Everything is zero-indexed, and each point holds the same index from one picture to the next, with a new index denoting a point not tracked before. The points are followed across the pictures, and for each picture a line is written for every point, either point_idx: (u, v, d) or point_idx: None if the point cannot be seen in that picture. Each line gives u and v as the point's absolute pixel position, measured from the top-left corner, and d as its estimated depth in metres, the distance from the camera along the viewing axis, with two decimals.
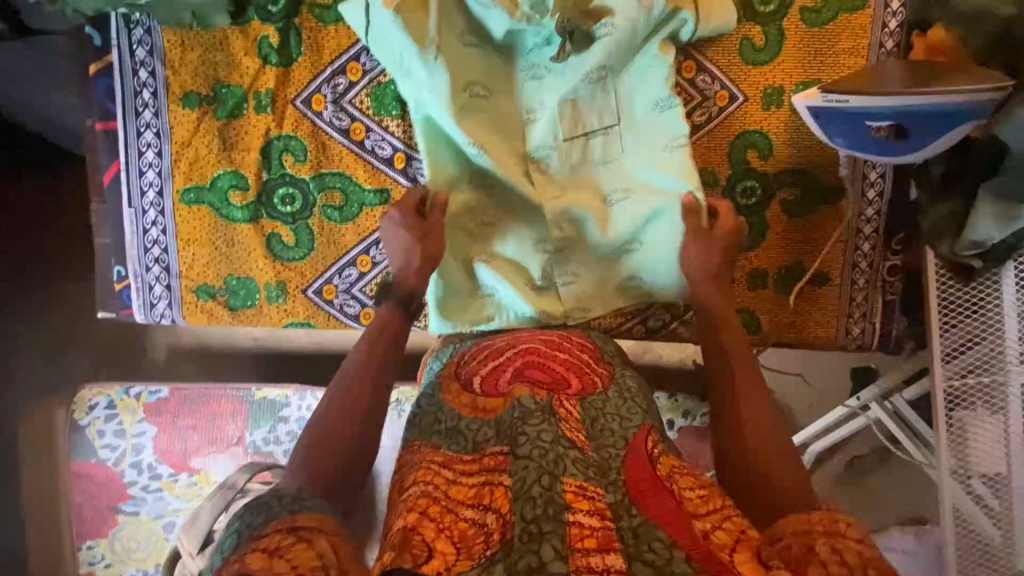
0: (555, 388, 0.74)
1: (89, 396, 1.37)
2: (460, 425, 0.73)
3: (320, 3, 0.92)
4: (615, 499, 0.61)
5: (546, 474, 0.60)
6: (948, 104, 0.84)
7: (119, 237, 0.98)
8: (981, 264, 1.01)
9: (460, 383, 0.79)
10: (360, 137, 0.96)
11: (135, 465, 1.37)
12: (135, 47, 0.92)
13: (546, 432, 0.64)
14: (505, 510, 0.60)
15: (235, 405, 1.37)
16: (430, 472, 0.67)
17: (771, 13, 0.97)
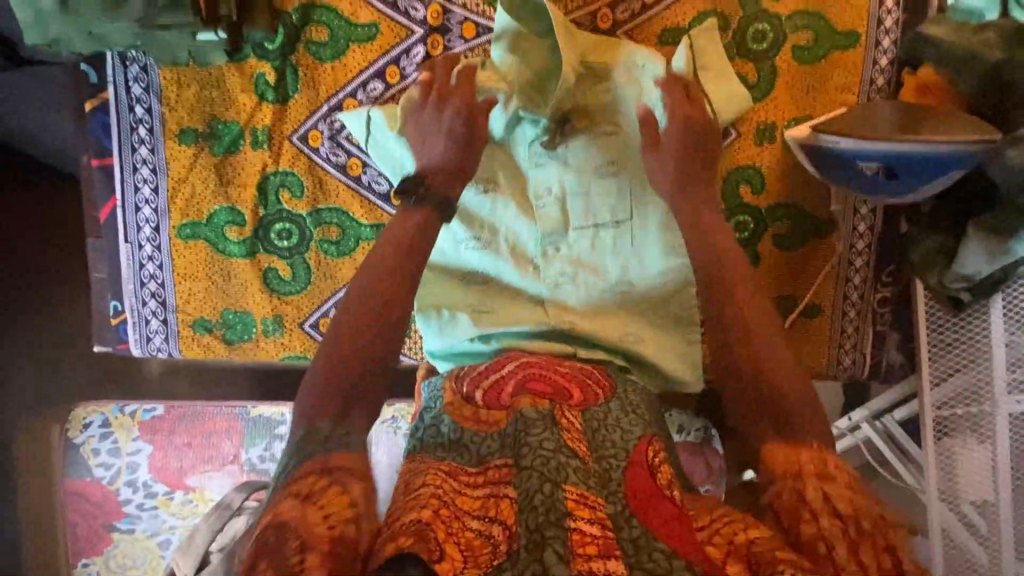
0: (556, 398, 0.72)
1: (84, 414, 1.38)
2: (462, 438, 0.71)
3: (317, 40, 0.92)
4: (616, 511, 0.61)
5: (548, 482, 0.60)
6: (937, 151, 0.85)
7: (115, 272, 0.98)
8: (969, 297, 1.03)
9: (461, 399, 0.77)
10: (357, 173, 0.97)
11: (130, 483, 1.39)
12: (131, 84, 0.92)
13: (547, 441, 0.64)
14: (510, 521, 0.59)
15: (231, 423, 1.39)
16: (437, 478, 0.65)
17: (764, 51, 0.98)
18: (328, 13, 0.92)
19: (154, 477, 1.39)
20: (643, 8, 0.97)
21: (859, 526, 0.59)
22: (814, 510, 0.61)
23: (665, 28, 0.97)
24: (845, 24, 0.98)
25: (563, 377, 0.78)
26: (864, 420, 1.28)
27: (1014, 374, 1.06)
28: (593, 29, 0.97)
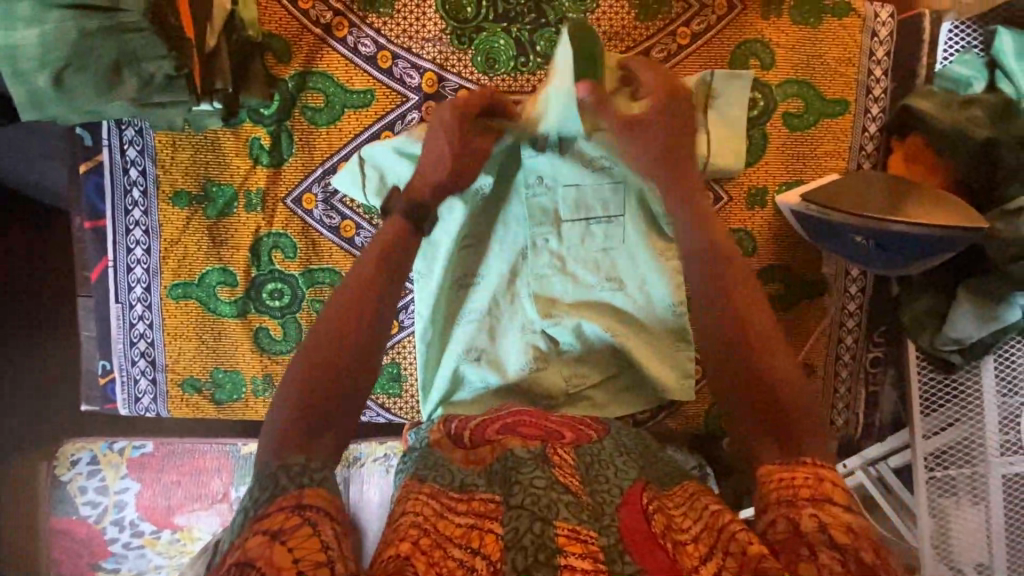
0: (548, 438, 0.76)
1: (72, 451, 1.36)
2: (448, 465, 0.74)
3: (313, 105, 0.93)
4: (609, 543, 0.61)
5: (538, 520, 0.62)
6: (925, 234, 0.85)
7: (105, 332, 0.97)
8: (961, 359, 1.04)
9: (451, 440, 0.81)
10: (350, 235, 0.97)
11: (117, 522, 1.35)
12: (126, 147, 0.92)
13: (539, 479, 0.66)
14: (497, 558, 0.60)
15: (221, 460, 1.37)
16: (419, 503, 0.67)
17: (755, 118, 0.99)
18: (324, 80, 0.93)
19: (142, 515, 1.35)
20: None
21: (861, 560, 0.55)
22: (811, 544, 0.56)
23: None
24: (835, 92, 1.00)
25: (552, 423, 0.81)
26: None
27: (1005, 436, 1.07)
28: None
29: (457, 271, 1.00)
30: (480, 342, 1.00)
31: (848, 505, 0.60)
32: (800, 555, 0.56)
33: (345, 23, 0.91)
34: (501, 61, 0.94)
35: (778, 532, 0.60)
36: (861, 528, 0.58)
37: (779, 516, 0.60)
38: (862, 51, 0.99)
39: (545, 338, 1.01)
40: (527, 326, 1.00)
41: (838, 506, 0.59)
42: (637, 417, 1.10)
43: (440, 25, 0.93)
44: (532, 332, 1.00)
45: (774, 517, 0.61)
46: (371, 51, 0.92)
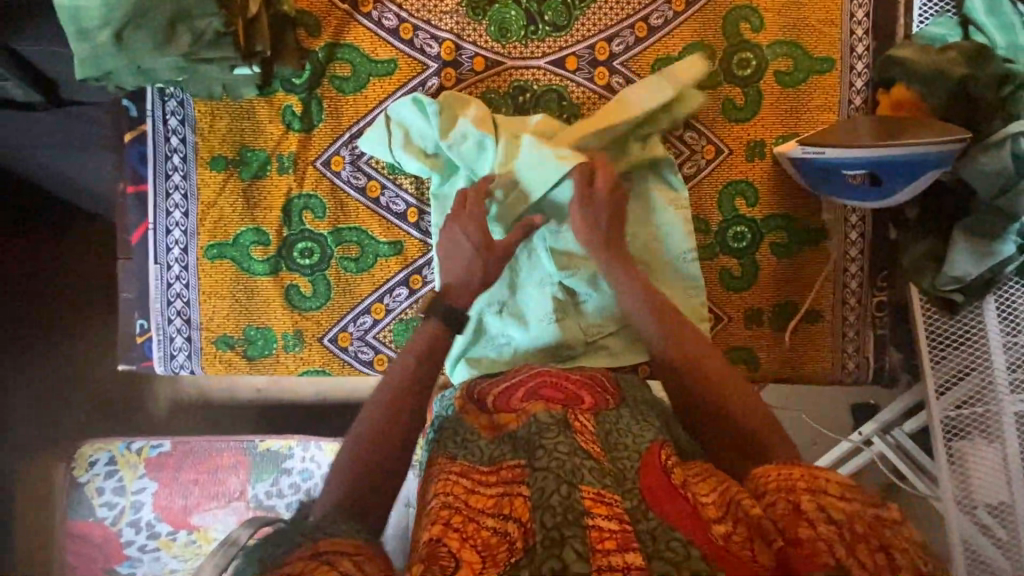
0: (568, 403, 0.79)
1: (90, 452, 1.34)
2: (476, 442, 0.78)
3: (341, 75, 1.01)
4: (633, 505, 0.65)
5: (563, 482, 0.65)
6: (911, 154, 0.91)
7: (144, 292, 1.02)
8: (963, 298, 1.07)
9: (474, 404, 0.86)
10: (376, 195, 1.03)
11: (134, 523, 1.33)
12: (168, 117, 1.00)
13: (563, 445, 0.70)
14: (526, 518, 0.64)
15: (238, 457, 1.37)
16: (449, 483, 0.72)
17: (748, 76, 1.07)
18: (351, 51, 1.01)
19: (160, 516, 1.34)
20: (636, 41, 1.05)
21: (854, 532, 0.60)
22: (811, 519, 0.61)
23: (658, 59, 1.06)
24: (820, 51, 1.08)
25: (571, 383, 0.85)
26: (876, 433, 1.33)
27: (1014, 373, 1.10)
28: (591, 82, 1.05)
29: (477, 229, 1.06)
30: (501, 294, 1.05)
31: (843, 493, 0.64)
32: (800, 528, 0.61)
33: None
34: (513, 29, 1.03)
35: (777, 514, 0.63)
36: (853, 510, 0.62)
37: (779, 499, 0.64)
38: (843, 13, 1.08)
39: (565, 288, 1.05)
40: (545, 278, 1.04)
41: (833, 496, 0.63)
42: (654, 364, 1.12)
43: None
44: (552, 283, 1.04)
45: (774, 500, 0.65)
46: (394, 24, 1.01)
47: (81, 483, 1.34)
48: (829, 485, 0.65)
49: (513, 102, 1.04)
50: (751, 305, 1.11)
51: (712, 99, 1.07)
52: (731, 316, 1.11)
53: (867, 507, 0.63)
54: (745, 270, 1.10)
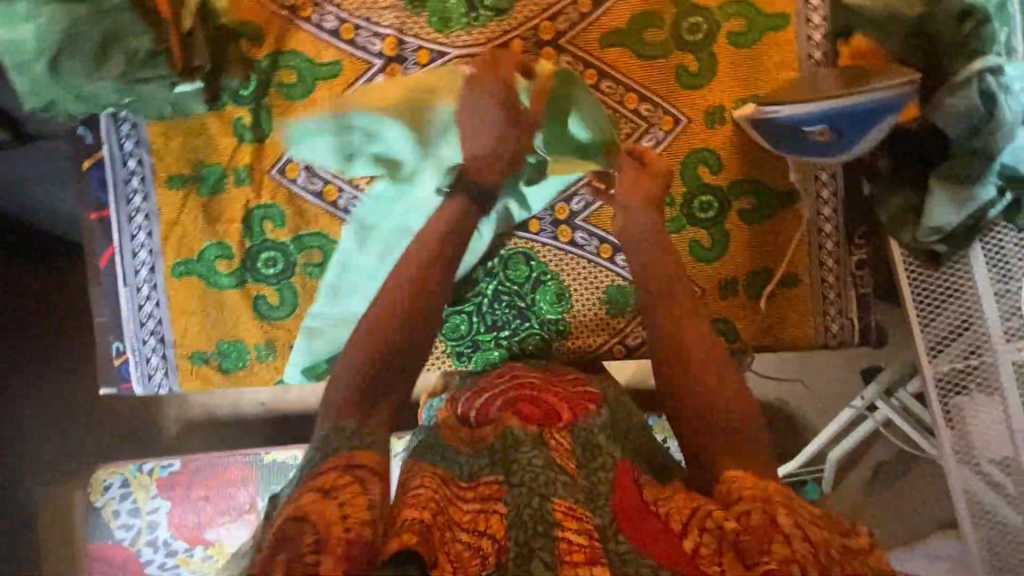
0: (544, 422, 0.79)
1: (103, 476, 1.35)
2: (457, 457, 0.77)
3: (287, 82, 1.01)
4: (604, 523, 0.68)
5: (536, 496, 0.68)
6: (863, 104, 0.89)
7: (117, 315, 1.04)
8: (946, 248, 1.04)
9: (458, 420, 0.85)
10: (333, 198, 1.04)
11: (151, 543, 1.35)
12: (123, 141, 1.01)
13: (537, 459, 0.72)
14: (500, 535, 0.67)
15: (246, 470, 1.38)
16: (430, 478, 0.71)
17: (700, 41, 1.04)
18: (294, 57, 1.00)
19: (174, 534, 1.35)
20: (581, 17, 1.03)
21: (828, 554, 0.62)
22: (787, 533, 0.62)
23: (605, 33, 1.03)
24: (775, 8, 1.04)
25: (552, 394, 0.86)
26: (881, 399, 1.29)
27: (1008, 323, 1.06)
28: (539, 63, 1.03)
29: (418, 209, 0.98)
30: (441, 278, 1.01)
31: (816, 517, 0.66)
32: (774, 541, 0.62)
33: (308, 3, 1.00)
34: (454, 18, 1.01)
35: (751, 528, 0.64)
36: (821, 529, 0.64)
37: (755, 509, 0.65)
38: None
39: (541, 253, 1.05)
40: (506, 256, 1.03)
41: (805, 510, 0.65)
42: (627, 342, 1.10)
43: None
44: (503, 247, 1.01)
45: (748, 508, 0.66)
46: (335, 26, 1.00)
47: (97, 506, 1.35)
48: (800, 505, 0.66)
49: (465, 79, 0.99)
50: (727, 275, 1.09)
51: (664, 68, 1.04)
52: (705, 289, 1.08)
53: (838, 535, 0.65)
54: (714, 239, 1.08)
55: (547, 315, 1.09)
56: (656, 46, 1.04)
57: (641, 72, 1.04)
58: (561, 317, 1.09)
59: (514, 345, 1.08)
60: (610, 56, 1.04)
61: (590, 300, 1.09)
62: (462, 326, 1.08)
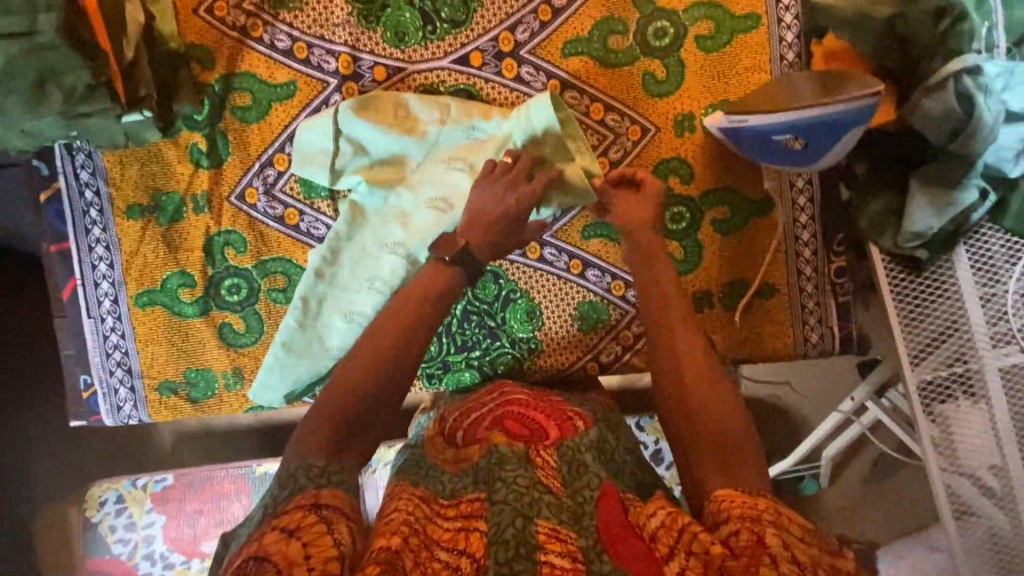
0: (531, 439, 0.76)
1: (97, 491, 1.25)
2: (440, 476, 0.76)
3: (241, 105, 0.99)
4: (588, 544, 0.64)
5: (520, 516, 0.64)
6: (828, 116, 0.86)
7: (82, 347, 1.03)
8: (927, 254, 1.00)
9: (444, 439, 0.82)
10: (295, 222, 1.02)
11: (148, 557, 1.25)
12: (79, 171, 1.00)
13: (523, 478, 0.69)
14: (480, 555, 0.62)
15: (239, 482, 1.28)
16: (410, 503, 0.69)
17: (666, 46, 1.00)
18: (248, 79, 0.98)
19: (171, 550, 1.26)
20: (542, 26, 0.99)
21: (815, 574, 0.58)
22: (774, 554, 0.58)
23: (567, 41, 1.00)
24: (743, 8, 1.00)
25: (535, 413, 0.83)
26: (871, 400, 1.23)
27: (994, 326, 1.01)
28: (499, 75, 1.00)
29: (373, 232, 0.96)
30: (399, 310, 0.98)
31: (804, 535, 0.62)
32: (763, 563, 0.58)
33: (259, 23, 0.97)
34: (410, 33, 0.98)
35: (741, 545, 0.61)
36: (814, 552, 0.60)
37: (742, 528, 0.62)
38: None
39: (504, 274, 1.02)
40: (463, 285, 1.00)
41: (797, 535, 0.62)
42: (601, 358, 1.08)
43: (346, 9, 0.97)
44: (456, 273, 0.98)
45: (738, 528, 0.63)
46: (287, 45, 0.98)
47: (93, 522, 1.25)
48: (791, 526, 0.63)
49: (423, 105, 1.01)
50: (703, 286, 1.06)
51: (630, 75, 1.01)
52: None
53: (827, 555, 0.61)
54: (687, 251, 1.05)
55: (518, 334, 1.07)
56: (621, 53, 1.00)
57: (606, 81, 1.01)
58: (533, 334, 1.07)
59: (486, 364, 1.07)
60: (572, 65, 1.00)
61: (562, 317, 1.07)
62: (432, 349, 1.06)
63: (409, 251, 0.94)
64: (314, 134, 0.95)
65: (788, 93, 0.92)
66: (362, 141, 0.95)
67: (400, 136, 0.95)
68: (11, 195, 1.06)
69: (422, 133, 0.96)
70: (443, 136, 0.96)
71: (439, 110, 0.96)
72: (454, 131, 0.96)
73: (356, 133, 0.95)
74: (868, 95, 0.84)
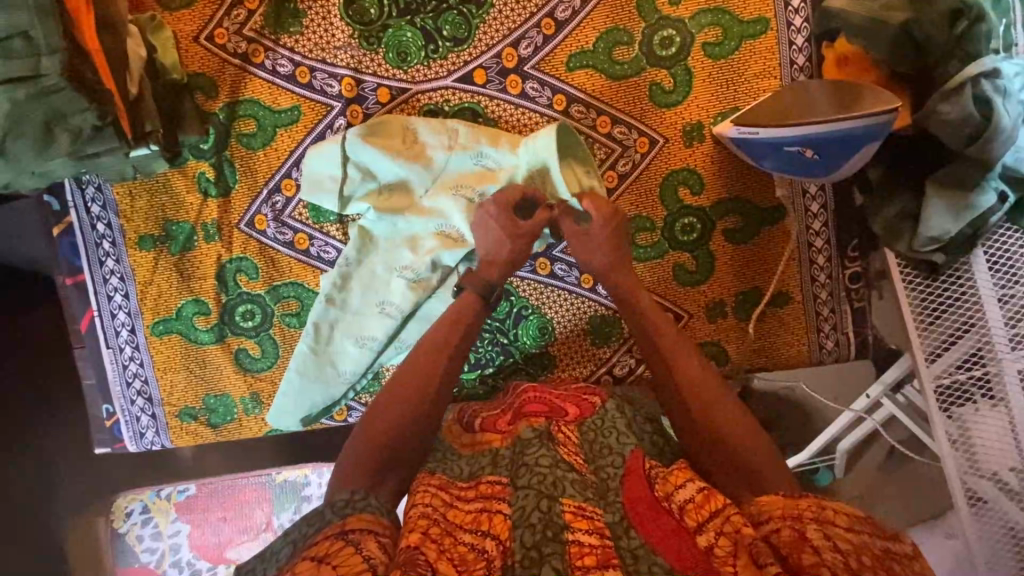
0: (552, 416, 0.83)
1: (124, 503, 1.22)
2: (458, 460, 0.79)
3: (247, 132, 0.99)
4: (614, 520, 0.66)
5: (544, 498, 0.66)
6: (838, 130, 0.85)
7: (103, 377, 1.04)
8: (944, 258, 0.96)
9: (461, 426, 0.87)
10: (305, 246, 1.02)
11: (176, 565, 1.22)
12: (89, 205, 1.00)
13: (544, 458, 0.71)
14: (504, 536, 0.64)
15: (260, 491, 1.23)
16: (427, 495, 0.70)
17: (672, 55, 0.99)
18: (252, 105, 0.98)
19: (198, 557, 1.22)
20: (545, 40, 0.98)
21: (859, 562, 0.55)
22: (815, 545, 0.56)
23: (572, 54, 0.99)
24: (751, 12, 0.98)
25: (557, 398, 0.88)
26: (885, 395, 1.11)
27: (1014, 328, 0.97)
28: (504, 92, 0.99)
29: (384, 259, 0.97)
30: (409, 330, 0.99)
31: (853, 526, 0.58)
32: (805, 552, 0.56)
33: (260, 49, 0.97)
34: (412, 53, 0.97)
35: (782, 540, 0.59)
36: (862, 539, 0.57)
37: (782, 527, 0.61)
38: None
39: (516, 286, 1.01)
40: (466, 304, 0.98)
41: (841, 527, 0.58)
42: (615, 371, 1.08)
43: (348, 32, 0.97)
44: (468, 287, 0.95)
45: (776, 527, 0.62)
46: (289, 70, 0.97)
47: (121, 533, 1.22)
48: (836, 515, 0.60)
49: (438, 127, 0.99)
50: (713, 297, 1.05)
51: (637, 86, 0.99)
52: (693, 313, 1.05)
53: (878, 539, 0.58)
54: (699, 261, 1.04)
55: (531, 349, 1.07)
56: (627, 64, 0.99)
57: (612, 94, 1.00)
58: (545, 350, 1.07)
59: (499, 380, 1.07)
60: (578, 79, 0.99)
61: (574, 332, 1.07)
62: None
63: (420, 274, 0.95)
64: (322, 160, 0.94)
65: (800, 108, 0.90)
66: (369, 167, 0.94)
67: (407, 163, 0.93)
68: (29, 232, 1.08)
69: (429, 158, 0.94)
70: (450, 163, 0.95)
71: (445, 137, 0.95)
72: (460, 157, 0.95)
73: (363, 160, 0.93)
74: (880, 113, 0.82)
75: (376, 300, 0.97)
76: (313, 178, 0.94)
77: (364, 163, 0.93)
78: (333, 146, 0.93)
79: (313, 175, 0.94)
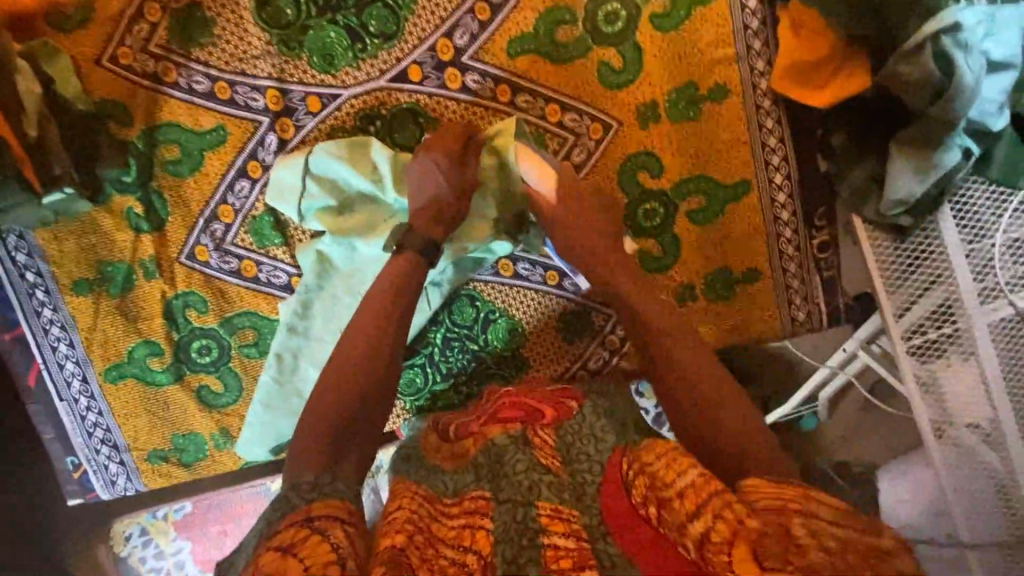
0: (527, 420, 0.76)
1: (121, 527, 1.15)
2: (437, 473, 0.74)
3: (171, 158, 0.91)
4: (591, 522, 0.62)
5: (520, 506, 0.63)
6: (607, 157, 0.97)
7: (62, 430, 1.00)
8: (910, 220, 0.92)
9: (438, 436, 0.81)
10: (253, 273, 0.97)
11: None
12: (14, 254, 0.93)
13: (520, 462, 0.67)
14: (486, 552, 0.61)
15: (257, 502, 1.15)
16: (413, 501, 0.68)
17: (620, 31, 0.93)
18: (171, 129, 0.90)
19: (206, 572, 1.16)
20: (481, 27, 0.91)
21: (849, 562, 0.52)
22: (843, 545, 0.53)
23: (512, 39, 0.92)
24: None
25: (534, 400, 0.80)
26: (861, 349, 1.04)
27: (982, 281, 0.93)
28: (443, 88, 0.92)
29: (339, 285, 0.92)
30: None
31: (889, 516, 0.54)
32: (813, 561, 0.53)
33: (171, 66, 0.89)
34: (338, 54, 0.90)
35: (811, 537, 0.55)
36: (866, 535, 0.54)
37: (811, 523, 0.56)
38: None
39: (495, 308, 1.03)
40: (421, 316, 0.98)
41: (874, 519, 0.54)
42: (589, 365, 1.06)
43: (264, 38, 0.89)
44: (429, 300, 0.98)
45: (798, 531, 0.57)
46: (206, 86, 0.89)
47: (124, 557, 1.16)
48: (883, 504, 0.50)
49: (382, 134, 0.93)
50: (683, 280, 1.02)
51: (584, 68, 0.94)
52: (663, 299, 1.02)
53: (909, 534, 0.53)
54: (665, 245, 1.01)
55: (503, 352, 1.05)
56: (572, 45, 0.93)
57: (559, 79, 0.94)
58: (517, 352, 1.05)
59: (475, 388, 1.05)
60: (522, 66, 0.93)
61: (544, 328, 1.05)
62: (418, 379, 1.05)
63: None
64: (286, 167, 0.89)
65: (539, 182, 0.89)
66: (333, 183, 0.89)
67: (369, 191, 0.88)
68: None
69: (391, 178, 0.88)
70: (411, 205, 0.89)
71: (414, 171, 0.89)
72: None
73: (324, 173, 0.88)
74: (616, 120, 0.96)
75: (334, 324, 0.93)
76: (273, 193, 0.89)
77: (325, 183, 0.89)
78: (301, 161, 0.88)
79: (275, 189, 0.90)
